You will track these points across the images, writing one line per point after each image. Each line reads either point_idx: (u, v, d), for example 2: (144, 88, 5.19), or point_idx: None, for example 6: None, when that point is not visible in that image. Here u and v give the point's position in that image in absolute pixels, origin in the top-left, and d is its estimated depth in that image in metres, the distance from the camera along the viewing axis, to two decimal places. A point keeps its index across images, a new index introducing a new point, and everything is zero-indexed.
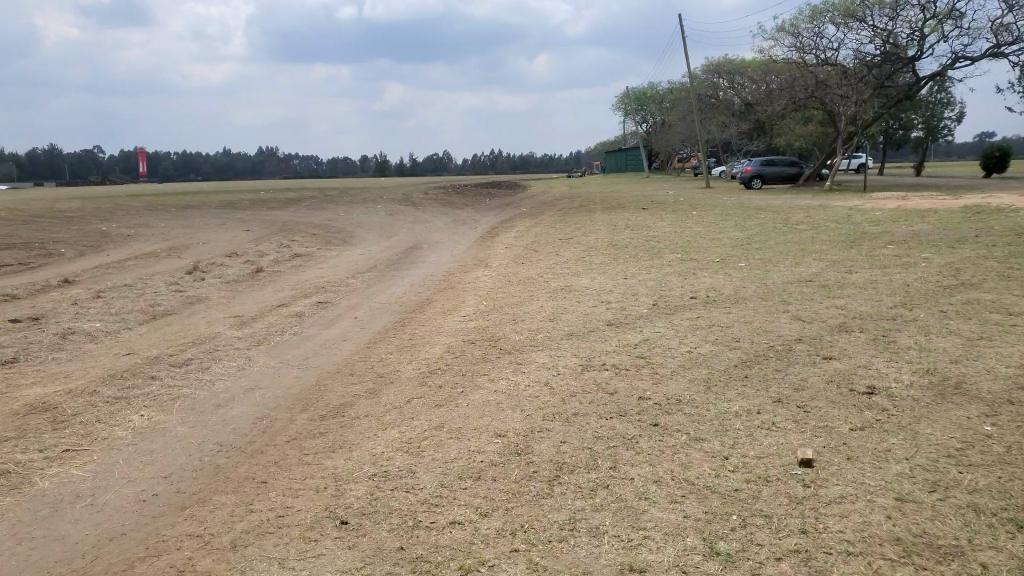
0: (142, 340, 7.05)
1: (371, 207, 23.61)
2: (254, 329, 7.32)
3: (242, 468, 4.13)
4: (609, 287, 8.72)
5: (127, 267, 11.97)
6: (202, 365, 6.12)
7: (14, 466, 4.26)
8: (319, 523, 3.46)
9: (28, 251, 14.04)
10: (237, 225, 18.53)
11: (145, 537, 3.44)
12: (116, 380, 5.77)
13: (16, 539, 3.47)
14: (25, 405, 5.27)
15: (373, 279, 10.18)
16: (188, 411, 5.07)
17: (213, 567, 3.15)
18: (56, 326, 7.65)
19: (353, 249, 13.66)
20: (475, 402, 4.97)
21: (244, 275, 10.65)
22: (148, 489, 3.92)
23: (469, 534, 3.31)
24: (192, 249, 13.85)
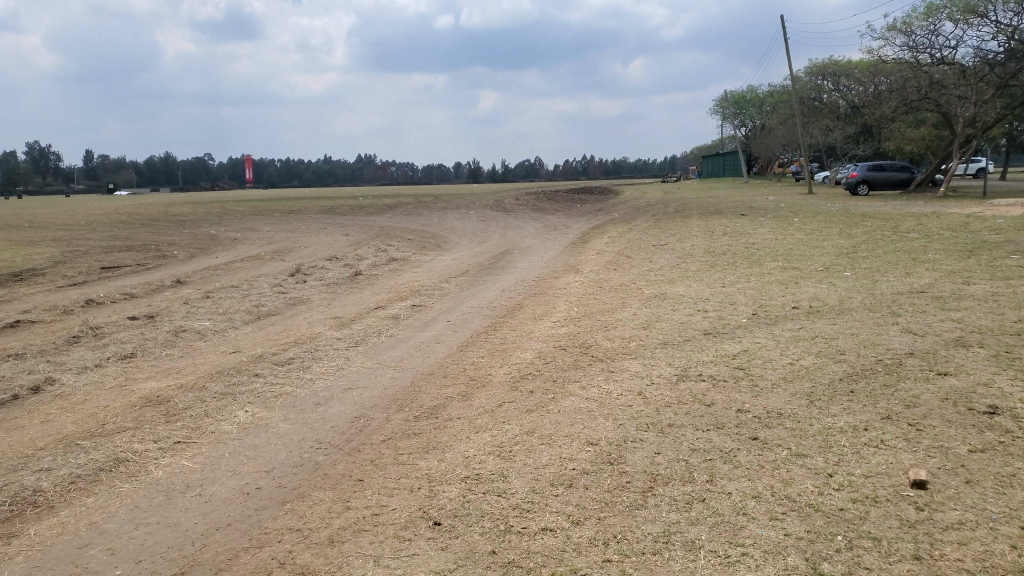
0: (247, 339, 7.38)
1: (464, 213, 23.97)
2: (351, 330, 7.55)
3: (340, 466, 4.25)
4: (706, 295, 8.53)
5: (234, 268, 12.58)
6: (303, 365, 6.34)
7: (131, 455, 4.53)
8: (413, 522, 3.52)
9: (146, 253, 14.95)
10: (337, 230, 19.19)
11: (249, 528, 3.59)
12: (223, 376, 6.06)
13: (134, 524, 3.69)
14: (141, 398, 5.61)
15: (467, 284, 10.31)
16: (290, 408, 5.27)
17: (312, 561, 3.25)
18: (169, 323, 8.10)
19: (448, 254, 13.89)
20: (567, 409, 4.94)
21: (343, 278, 11.00)
22: (252, 482, 4.09)
23: (561, 541, 3.29)
24: (294, 253, 14.41)
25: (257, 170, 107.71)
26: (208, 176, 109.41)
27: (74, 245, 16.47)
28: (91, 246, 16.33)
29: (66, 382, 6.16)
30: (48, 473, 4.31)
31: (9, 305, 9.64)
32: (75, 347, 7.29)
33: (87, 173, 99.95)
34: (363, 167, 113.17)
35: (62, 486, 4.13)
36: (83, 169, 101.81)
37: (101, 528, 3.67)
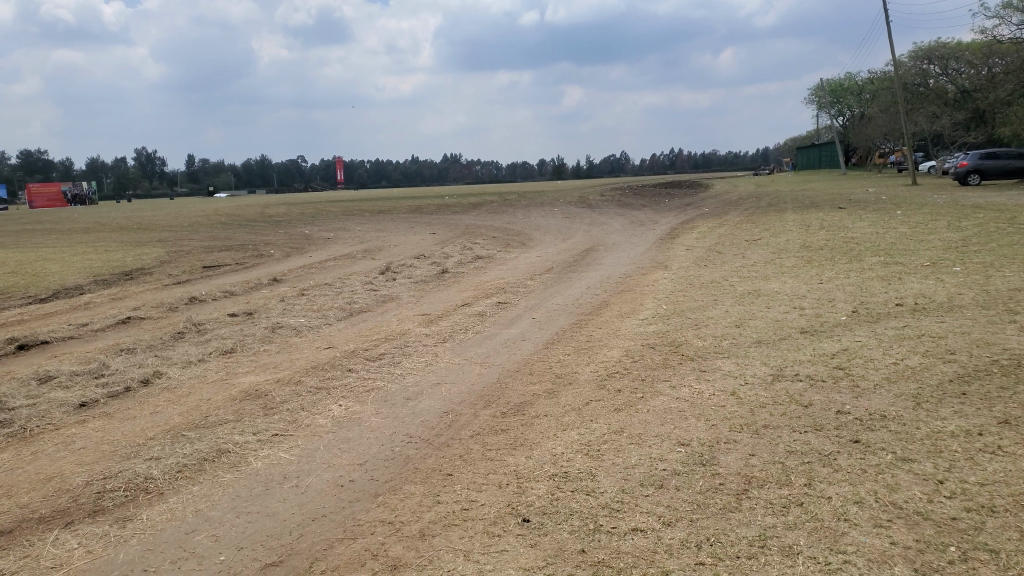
0: (340, 335, 7.59)
1: (549, 210, 23.96)
2: (439, 327, 7.66)
3: (429, 460, 4.32)
4: (802, 292, 8.24)
5: (327, 266, 12.99)
6: (393, 360, 6.48)
7: (233, 446, 4.73)
8: (502, 518, 3.54)
9: (244, 253, 15.56)
10: (425, 228, 19.52)
11: (343, 520, 3.69)
12: (318, 371, 6.26)
13: (236, 512, 3.85)
14: (242, 391, 5.86)
15: (553, 280, 10.31)
16: (381, 402, 5.39)
17: (403, 553, 3.31)
18: (267, 320, 8.43)
19: (533, 251, 13.92)
20: (657, 408, 4.87)
21: (431, 275, 11.19)
22: (346, 475, 4.20)
23: (652, 542, 3.24)
24: (384, 251, 14.71)
25: (348, 172, 110.85)
26: (301, 178, 113.32)
27: (179, 246, 17.37)
28: (194, 246, 17.17)
29: (173, 375, 6.50)
30: (157, 462, 4.55)
31: (121, 303, 10.24)
32: (180, 342, 7.69)
33: (190, 177, 105.12)
34: (449, 167, 114.67)
35: (170, 474, 4.36)
36: (186, 174, 107.15)
37: (206, 515, 3.84)
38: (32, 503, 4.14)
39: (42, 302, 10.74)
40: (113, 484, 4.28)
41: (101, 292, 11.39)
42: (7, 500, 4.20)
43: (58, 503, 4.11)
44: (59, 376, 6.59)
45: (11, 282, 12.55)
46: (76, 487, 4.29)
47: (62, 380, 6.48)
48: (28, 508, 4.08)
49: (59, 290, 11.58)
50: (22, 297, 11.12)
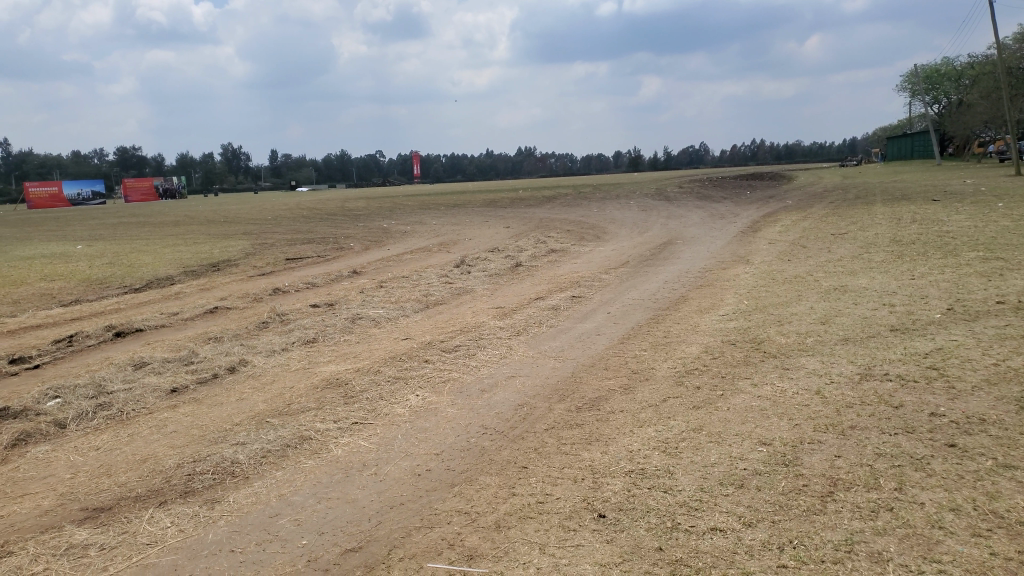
0: (417, 327, 7.71)
1: (625, 202, 23.70)
2: (514, 320, 7.68)
3: (505, 452, 4.34)
4: (892, 288, 7.91)
5: (404, 259, 13.20)
6: (469, 352, 6.54)
7: (315, 433, 4.87)
8: (577, 513, 3.53)
9: (324, 245, 15.96)
10: (500, 222, 19.61)
11: (420, 508, 3.74)
12: (396, 361, 6.37)
13: (317, 498, 3.95)
14: (323, 380, 6.02)
15: (629, 275, 10.20)
16: (457, 394, 5.44)
17: (479, 544, 3.34)
18: (347, 311, 8.63)
19: (609, 245, 13.80)
20: (737, 406, 4.76)
21: (506, 269, 11.23)
22: (423, 464, 4.27)
23: (732, 542, 3.17)
24: (460, 245, 14.84)
25: (424, 166, 112.30)
26: (378, 172, 115.48)
27: (263, 238, 17.97)
28: (278, 239, 17.72)
29: (258, 364, 6.73)
30: (243, 447, 4.71)
31: (209, 293, 10.66)
32: (265, 331, 7.96)
33: (273, 172, 108.47)
34: (524, 160, 114.80)
35: (255, 459, 4.52)
36: (270, 169, 110.66)
37: (289, 500, 3.96)
38: (129, 482, 4.35)
39: (137, 291, 11.28)
40: (202, 467, 4.47)
41: (191, 282, 11.89)
42: (105, 478, 4.43)
43: (152, 483, 4.32)
44: (152, 362, 6.91)
45: (109, 272, 13.23)
46: (169, 469, 4.49)
47: (155, 366, 6.79)
48: (126, 487, 4.29)
49: (152, 280, 12.14)
50: (119, 286, 11.70)
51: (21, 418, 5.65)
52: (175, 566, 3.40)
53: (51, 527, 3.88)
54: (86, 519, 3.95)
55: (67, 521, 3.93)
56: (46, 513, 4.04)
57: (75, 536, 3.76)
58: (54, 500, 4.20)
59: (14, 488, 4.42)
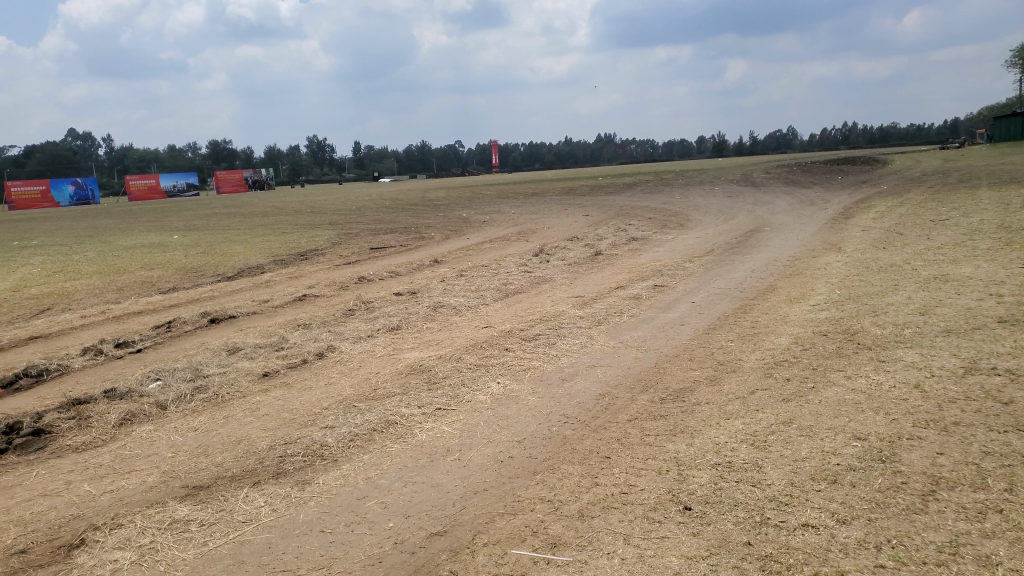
0: (497, 315, 7.76)
1: (709, 189, 23.15)
2: (595, 309, 7.63)
3: (587, 442, 4.32)
4: (999, 278, 7.46)
5: (484, 248, 13.29)
6: (549, 341, 6.54)
7: (400, 418, 4.97)
8: (662, 505, 3.48)
9: (406, 235, 16.24)
10: (579, 210, 19.50)
11: (504, 495, 3.77)
12: (478, 349, 6.43)
13: (403, 482, 4.03)
14: (407, 366, 6.14)
15: (713, 263, 9.97)
16: (538, 382, 5.45)
17: (563, 533, 3.34)
18: (429, 299, 8.76)
19: (692, 232, 13.53)
20: (829, 400, 4.60)
21: (585, 257, 11.16)
22: (505, 451, 4.30)
23: (825, 540, 3.07)
24: (539, 234, 14.83)
25: (504, 155, 112.63)
26: (458, 162, 116.63)
27: (348, 229, 18.41)
28: (362, 229, 18.13)
29: (344, 350, 6.91)
30: (332, 430, 4.86)
31: (297, 282, 11.00)
32: (351, 318, 8.16)
33: (356, 163, 110.91)
34: (603, 148, 113.72)
35: (344, 442, 4.65)
36: (353, 160, 113.18)
37: (376, 483, 4.06)
38: (225, 462, 4.55)
39: (229, 279, 11.75)
40: (293, 449, 4.62)
41: (280, 271, 12.29)
42: (203, 458, 4.65)
43: (246, 463, 4.50)
44: (244, 347, 7.19)
45: (204, 261, 13.81)
46: (262, 450, 4.66)
47: (248, 351, 7.07)
48: (222, 467, 4.48)
49: (243, 269, 12.62)
50: (213, 275, 12.21)
51: (127, 398, 5.98)
52: (270, 544, 3.54)
53: (155, 502, 4.10)
54: (187, 495, 4.15)
55: (170, 497, 4.14)
56: (151, 489, 4.27)
57: (177, 511, 3.95)
58: (158, 477, 4.43)
59: (122, 464, 4.68)
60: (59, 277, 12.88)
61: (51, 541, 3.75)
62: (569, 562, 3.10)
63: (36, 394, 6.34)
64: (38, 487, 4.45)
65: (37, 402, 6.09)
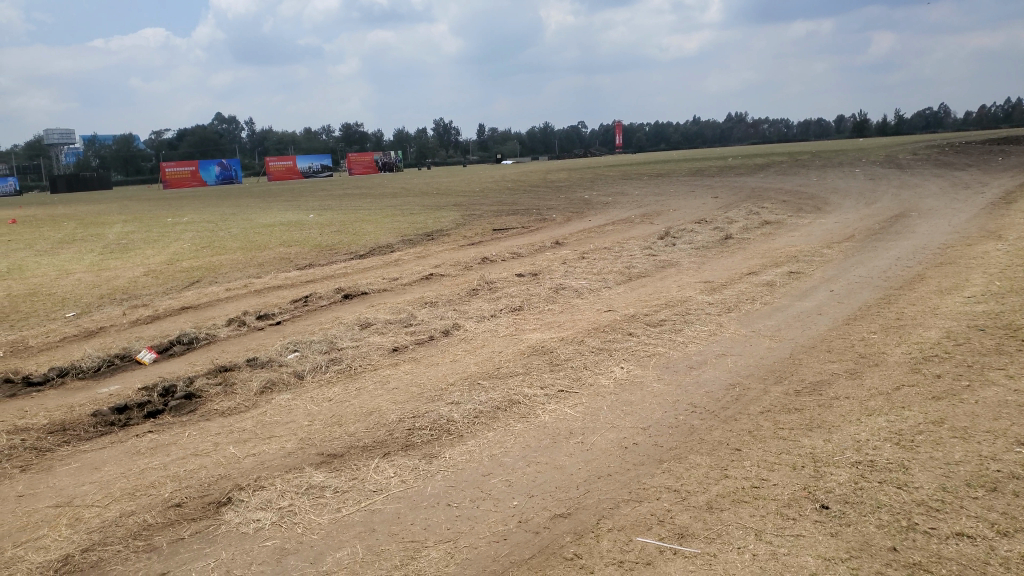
0: (621, 299, 7.66)
1: (849, 171, 21.87)
2: (724, 295, 7.39)
3: (716, 432, 4.19)
4: None
5: (607, 230, 13.15)
6: (675, 327, 6.39)
7: (522, 398, 5.00)
8: (796, 501, 3.34)
9: (529, 216, 16.30)
10: (706, 192, 18.92)
11: (629, 481, 3.72)
12: (601, 333, 6.37)
13: (526, 461, 4.06)
14: (529, 347, 6.17)
15: (853, 250, 9.43)
16: (664, 368, 5.35)
17: (690, 523, 3.26)
18: (551, 281, 8.76)
19: (829, 217, 12.84)
20: (988, 401, 4.25)
21: (714, 241, 10.83)
22: (630, 437, 4.23)
23: (983, 552, 2.84)
24: (664, 216, 14.52)
25: (628, 136, 110.74)
26: (580, 144, 115.87)
27: (472, 210, 18.70)
28: (485, 210, 18.36)
29: (469, 328, 7.03)
30: (457, 406, 4.96)
31: (424, 261, 11.28)
32: (475, 298, 8.29)
33: (480, 145, 112.34)
34: (732, 128, 109.60)
35: (469, 419, 4.73)
36: (477, 142, 114.75)
37: (500, 461, 4.11)
38: (357, 432, 4.74)
39: (361, 257, 12.21)
40: (421, 423, 4.75)
41: (408, 250, 12.66)
42: (337, 428, 4.86)
43: (376, 434, 4.67)
44: (375, 323, 7.45)
45: (337, 239, 14.42)
46: (391, 423, 4.82)
47: (378, 326, 7.33)
48: (354, 437, 4.68)
49: (373, 248, 13.08)
50: (345, 253, 12.73)
51: (268, 367, 6.35)
52: (399, 515, 3.66)
53: (293, 467, 4.33)
54: (323, 463, 4.36)
55: (307, 463, 4.36)
56: (289, 455, 4.51)
57: (313, 478, 4.16)
58: (295, 443, 4.67)
59: (263, 430, 4.98)
60: (208, 251, 13.81)
61: (202, 497, 4.04)
62: (696, 554, 3.03)
63: (188, 360, 6.84)
64: (190, 447, 4.79)
65: (189, 368, 6.56)
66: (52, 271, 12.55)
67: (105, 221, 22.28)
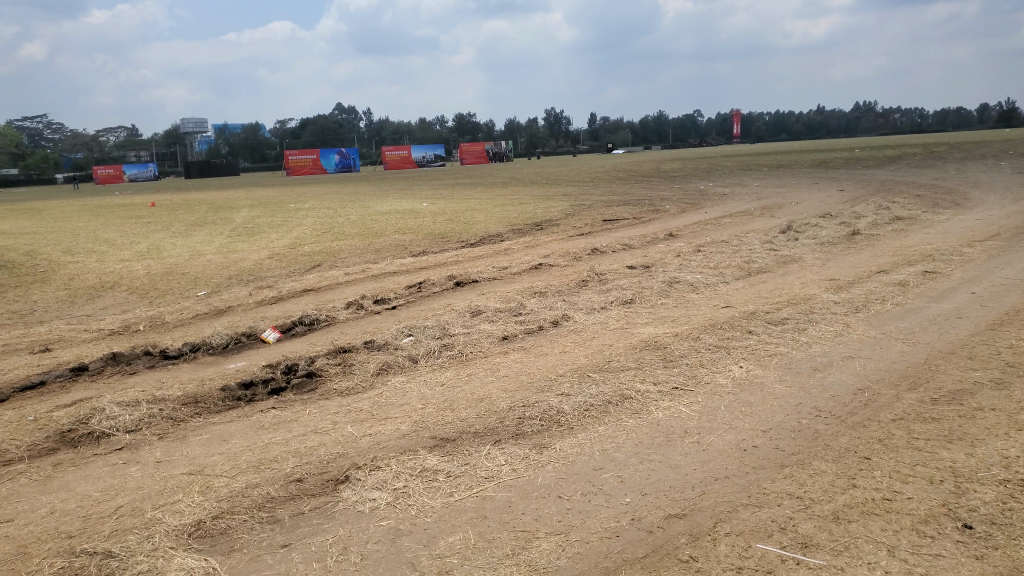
0: (739, 295, 7.39)
1: (993, 164, 20.30)
2: (851, 294, 7.01)
3: (842, 439, 3.97)
4: None
5: (724, 223, 12.75)
6: (798, 326, 6.11)
7: (635, 393, 4.91)
8: (934, 518, 3.11)
9: (641, 207, 16.02)
10: (830, 185, 18.03)
11: (748, 485, 3.58)
12: (718, 330, 6.18)
13: (639, 458, 3.98)
14: (642, 341, 6.06)
15: (998, 249, 8.74)
16: (786, 369, 5.12)
17: (815, 533, 3.10)
18: (665, 274, 8.57)
19: (970, 213, 11.95)
20: None
21: (840, 237, 10.30)
22: (749, 440, 4.08)
23: None
24: (784, 209, 13.94)
25: (746, 125, 107.21)
26: (695, 133, 113.00)
27: (583, 200, 18.57)
28: (597, 200, 18.18)
29: (579, 320, 6.98)
30: (568, 398, 4.93)
31: (534, 250, 11.30)
32: (585, 289, 8.22)
33: (592, 135, 111.35)
34: (860, 118, 104.08)
35: (579, 411, 4.69)
36: (589, 132, 113.93)
37: (612, 456, 4.05)
38: (469, 418, 4.79)
39: (472, 246, 12.37)
40: (531, 412, 4.75)
41: (518, 240, 12.71)
42: (449, 412, 4.93)
43: (488, 421, 4.70)
44: (485, 311, 7.51)
45: (449, 228, 14.68)
46: (502, 410, 4.85)
47: (489, 314, 7.40)
48: (466, 423, 4.73)
49: (485, 236, 13.22)
50: (458, 241, 12.91)
51: (383, 350, 6.52)
52: (510, 503, 3.67)
53: (407, 450, 4.42)
54: (436, 446, 4.43)
55: (421, 446, 4.45)
56: (403, 437, 4.61)
57: (426, 461, 4.23)
58: (409, 426, 4.77)
59: (378, 410, 5.11)
60: (328, 236, 14.35)
61: (322, 474, 4.19)
62: (822, 566, 2.88)
63: (309, 340, 7.12)
64: (310, 424, 4.98)
65: (309, 348, 6.84)
66: (187, 252, 13.37)
67: (233, 206, 23.56)
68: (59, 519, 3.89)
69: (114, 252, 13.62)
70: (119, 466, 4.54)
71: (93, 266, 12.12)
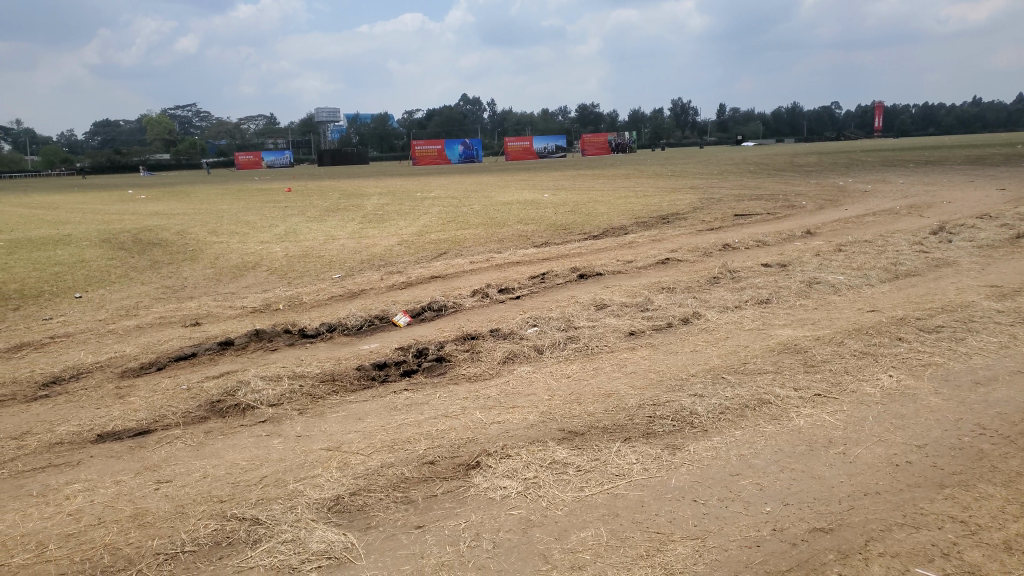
0: (886, 299, 6.95)
1: None
2: (1017, 303, 6.44)
3: (1013, 462, 3.65)
4: None
5: (866, 221, 12.04)
6: (955, 335, 5.67)
7: (774, 398, 4.70)
8: None
9: (774, 202, 15.37)
10: (989, 183, 16.65)
11: (902, 503, 3.35)
12: (863, 335, 5.82)
13: (780, 466, 3.81)
14: (779, 344, 5.80)
15: None
16: (942, 382, 4.75)
17: (983, 562, 2.88)
18: (802, 274, 8.17)
19: None
20: None
21: (1001, 240, 9.50)
22: (902, 454, 3.81)
23: None
24: (935, 208, 12.99)
25: (889, 118, 100.92)
26: (832, 126, 107.44)
27: (711, 193, 18.05)
28: (726, 194, 17.63)
29: (710, 318, 6.76)
30: (700, 399, 4.78)
31: (661, 244, 11.07)
32: (716, 286, 7.96)
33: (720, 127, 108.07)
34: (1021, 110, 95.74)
35: (713, 414, 4.54)
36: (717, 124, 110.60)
37: (749, 462, 3.89)
38: (598, 413, 4.74)
39: (597, 238, 12.26)
40: (662, 411, 4.64)
41: (644, 233, 12.49)
42: (577, 406, 4.89)
43: (617, 417, 4.63)
44: (612, 305, 7.42)
45: (573, 219, 14.63)
46: (631, 407, 4.76)
47: (615, 308, 7.30)
48: (595, 417, 4.68)
49: (609, 229, 13.08)
50: (582, 233, 12.84)
51: (510, 339, 6.56)
52: (642, 503, 3.59)
53: (536, 440, 4.41)
54: (565, 439, 4.40)
55: (549, 438, 4.43)
56: (532, 427, 4.61)
57: (556, 453, 4.21)
58: (537, 416, 4.78)
59: (506, 399, 5.14)
60: (454, 225, 14.62)
61: (453, 458, 4.25)
62: None
63: (437, 325, 7.27)
64: (441, 408, 5.08)
65: (438, 333, 6.97)
66: (322, 236, 13.95)
67: (363, 193, 24.41)
68: (210, 484, 4.15)
69: (255, 234, 14.41)
70: (263, 438, 4.78)
71: (237, 246, 12.88)
